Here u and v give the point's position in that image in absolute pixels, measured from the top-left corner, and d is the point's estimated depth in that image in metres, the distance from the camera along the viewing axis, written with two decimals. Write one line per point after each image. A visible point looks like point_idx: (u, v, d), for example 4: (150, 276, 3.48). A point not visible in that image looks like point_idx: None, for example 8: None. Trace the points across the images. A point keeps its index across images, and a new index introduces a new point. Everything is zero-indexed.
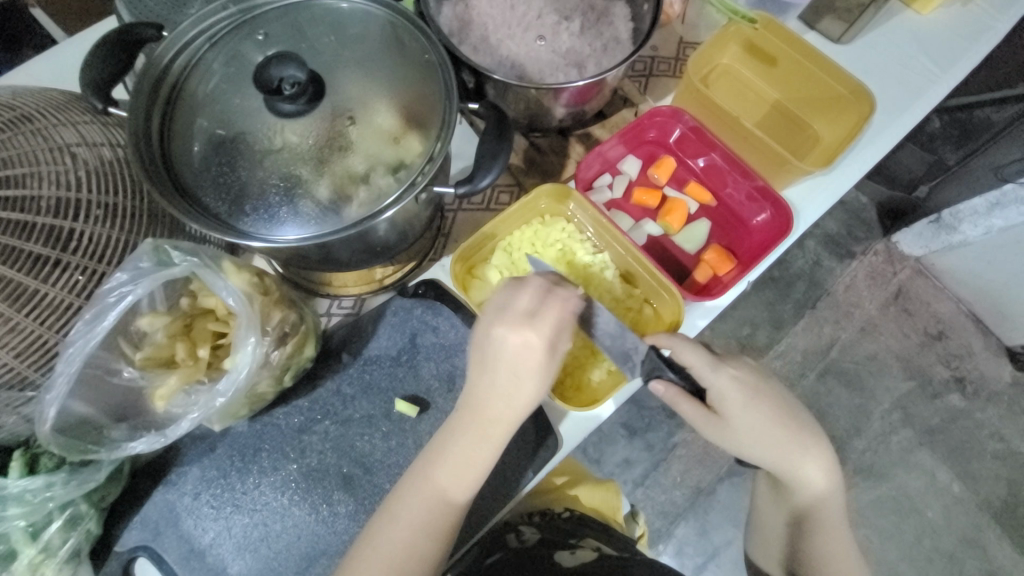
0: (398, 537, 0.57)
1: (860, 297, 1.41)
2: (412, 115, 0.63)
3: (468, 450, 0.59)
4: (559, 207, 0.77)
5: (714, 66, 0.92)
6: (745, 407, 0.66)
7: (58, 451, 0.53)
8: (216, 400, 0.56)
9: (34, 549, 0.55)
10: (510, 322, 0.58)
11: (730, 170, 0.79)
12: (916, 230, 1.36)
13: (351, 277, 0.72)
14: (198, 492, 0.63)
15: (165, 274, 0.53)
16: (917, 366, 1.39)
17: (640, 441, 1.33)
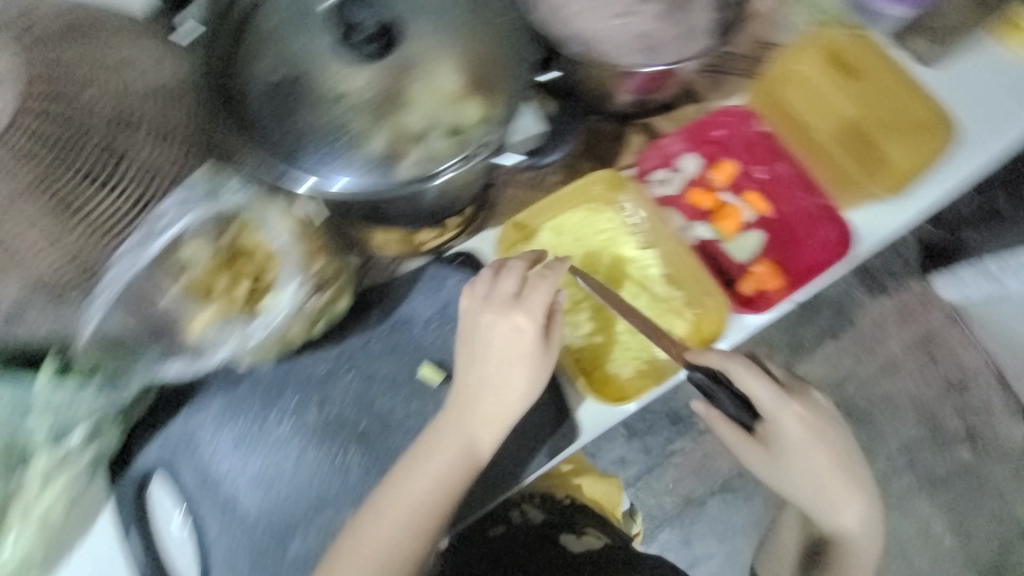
0: (387, 526, 0.56)
1: (886, 335, 1.36)
2: (477, 79, 0.60)
3: (455, 440, 0.58)
4: (612, 194, 0.73)
5: (796, 62, 0.85)
6: (803, 444, 0.65)
7: (93, 361, 0.55)
8: (249, 338, 0.58)
9: (54, 452, 0.57)
10: (501, 313, 0.58)
11: (796, 181, 0.79)
12: (957, 275, 1.25)
13: (392, 237, 0.70)
14: (219, 424, 0.64)
15: (203, 210, 0.53)
16: (933, 414, 1.34)
17: (638, 443, 1.31)
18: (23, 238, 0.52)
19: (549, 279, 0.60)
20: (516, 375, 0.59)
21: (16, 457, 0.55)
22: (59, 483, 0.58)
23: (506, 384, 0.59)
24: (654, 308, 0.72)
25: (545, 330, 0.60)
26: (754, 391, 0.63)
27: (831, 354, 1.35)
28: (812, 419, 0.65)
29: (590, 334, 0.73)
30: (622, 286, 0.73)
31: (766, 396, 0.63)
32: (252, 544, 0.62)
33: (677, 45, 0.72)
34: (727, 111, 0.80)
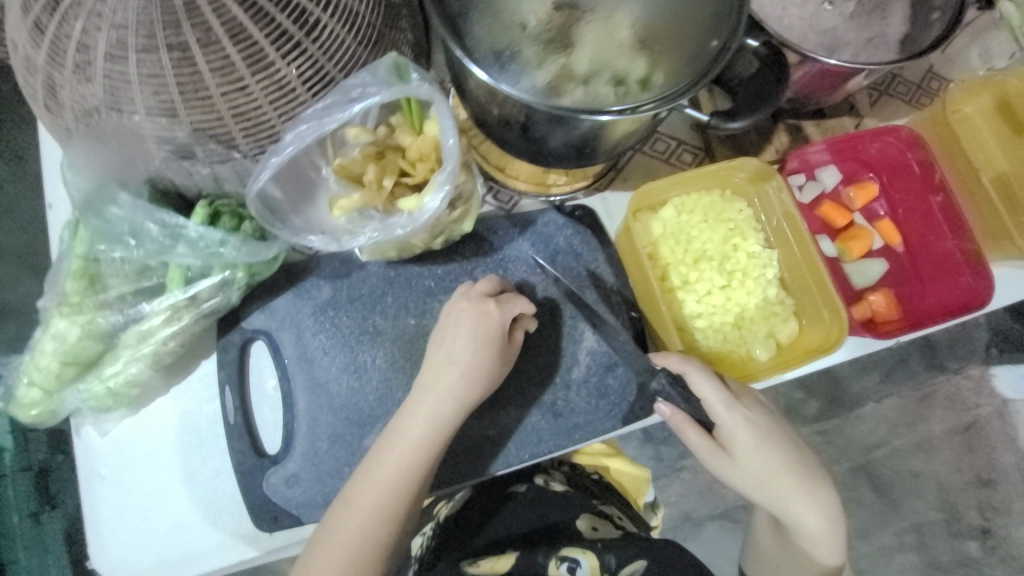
0: (381, 488, 0.57)
1: (928, 413, 1.29)
2: (681, 33, 0.57)
3: (431, 413, 0.59)
4: (749, 186, 0.72)
5: (983, 88, 0.75)
6: (754, 446, 0.64)
7: (254, 214, 0.56)
8: (388, 232, 0.57)
9: (183, 293, 0.58)
10: (472, 300, 0.62)
11: (940, 219, 0.73)
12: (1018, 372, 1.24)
13: (525, 171, 0.69)
14: (325, 309, 0.66)
15: (387, 93, 0.50)
16: (953, 502, 1.30)
17: (652, 449, 1.25)
18: (204, 79, 0.51)
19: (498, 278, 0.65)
20: (483, 356, 0.60)
21: (157, 287, 0.58)
22: (175, 325, 0.59)
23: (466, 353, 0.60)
24: (761, 310, 0.69)
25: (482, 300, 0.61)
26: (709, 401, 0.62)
27: (866, 417, 1.28)
28: (760, 422, 0.64)
29: (692, 316, 0.68)
30: (739, 280, 0.69)
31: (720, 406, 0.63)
32: (332, 432, 0.62)
33: (858, 50, 0.69)
34: (884, 135, 0.74)
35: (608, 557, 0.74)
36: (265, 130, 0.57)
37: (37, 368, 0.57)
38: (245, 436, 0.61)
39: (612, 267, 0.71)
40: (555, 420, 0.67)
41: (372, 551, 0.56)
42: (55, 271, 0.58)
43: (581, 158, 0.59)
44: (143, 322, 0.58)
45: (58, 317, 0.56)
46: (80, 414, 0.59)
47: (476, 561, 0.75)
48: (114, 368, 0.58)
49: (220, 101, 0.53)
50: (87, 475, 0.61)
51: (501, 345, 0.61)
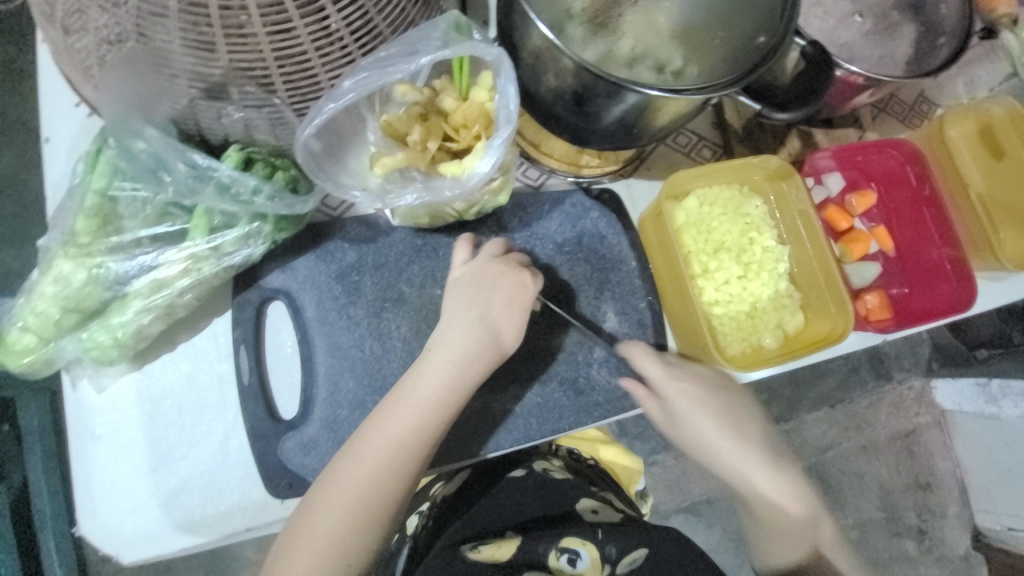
0: (362, 487, 0.55)
1: (875, 417, 1.32)
2: (744, 26, 0.57)
3: (412, 419, 0.56)
4: (767, 184, 0.75)
5: (974, 111, 0.81)
6: (702, 420, 0.67)
7: (300, 163, 0.55)
8: (431, 195, 0.57)
9: (204, 241, 0.54)
10: (482, 280, 0.61)
11: (930, 229, 0.79)
12: (957, 385, 1.30)
13: (561, 149, 0.70)
14: (347, 272, 0.64)
15: (452, 49, 0.50)
16: (893, 502, 1.33)
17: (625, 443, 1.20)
18: (249, 14, 0.45)
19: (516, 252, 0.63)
20: (471, 363, 0.59)
21: (178, 234, 0.55)
22: (192, 278, 0.55)
23: (448, 359, 0.58)
24: (772, 303, 0.72)
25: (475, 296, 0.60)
26: (656, 377, 0.66)
27: (822, 420, 1.30)
28: (704, 396, 0.67)
29: (711, 304, 0.71)
30: (754, 272, 0.72)
31: (664, 385, 0.66)
32: (353, 399, 0.61)
33: (871, 64, 0.74)
34: (885, 147, 0.80)
35: (608, 548, 0.72)
36: (307, 81, 0.51)
37: (33, 313, 0.52)
38: (260, 399, 0.59)
39: (635, 252, 0.72)
40: (563, 399, 0.68)
41: (348, 549, 0.55)
42: (64, 210, 0.54)
43: (624, 139, 0.60)
44: (158, 268, 0.54)
45: (63, 259, 0.52)
46: (77, 366, 0.55)
47: (476, 546, 0.70)
48: (122, 318, 0.54)
49: (263, 41, 0.47)
50: (79, 433, 0.57)
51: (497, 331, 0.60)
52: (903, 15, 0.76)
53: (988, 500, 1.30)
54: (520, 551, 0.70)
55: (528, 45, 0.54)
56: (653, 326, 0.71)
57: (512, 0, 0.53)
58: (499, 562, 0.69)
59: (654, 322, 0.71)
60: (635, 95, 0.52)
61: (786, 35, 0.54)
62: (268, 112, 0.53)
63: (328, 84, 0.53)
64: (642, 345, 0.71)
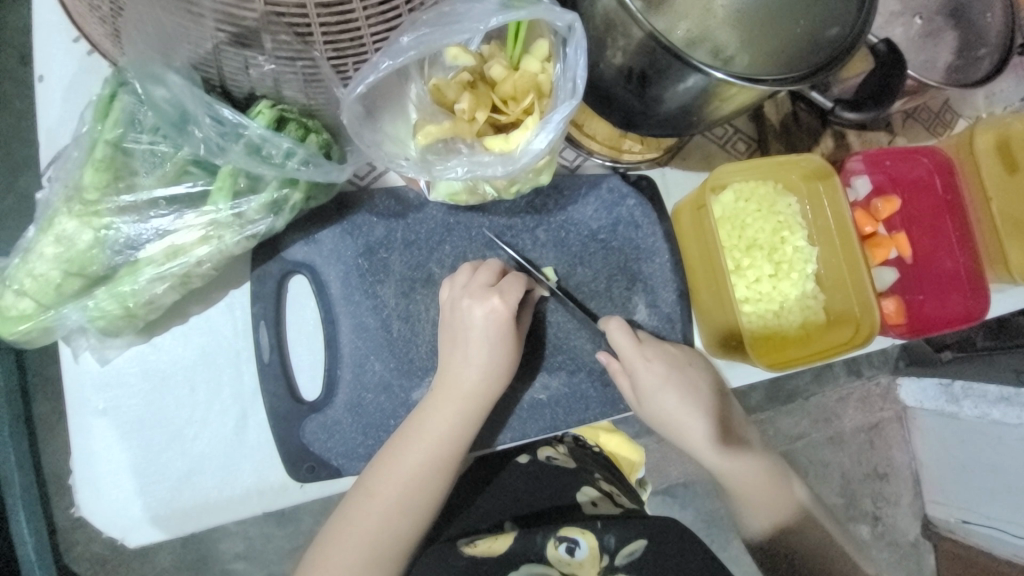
0: (403, 474, 0.54)
1: (845, 410, 1.36)
2: (820, 18, 0.55)
3: (452, 409, 0.56)
4: (803, 184, 0.75)
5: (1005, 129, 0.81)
6: (672, 399, 0.66)
7: (344, 125, 0.50)
8: (480, 170, 0.53)
9: (227, 206, 0.50)
10: (477, 295, 0.57)
11: (949, 238, 0.81)
12: (920, 382, 1.33)
13: (604, 132, 0.67)
14: (374, 248, 0.60)
15: (523, 11, 0.47)
16: (854, 491, 1.39)
17: None
18: None
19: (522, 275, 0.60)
20: (511, 353, 0.58)
21: (198, 197, 0.50)
22: (211, 246, 0.50)
23: (486, 350, 0.57)
24: (798, 306, 0.73)
25: (507, 291, 0.57)
26: (626, 356, 0.64)
27: (797, 411, 1.33)
28: (674, 375, 0.65)
29: (740, 302, 0.71)
30: (784, 272, 0.72)
31: (633, 360, 0.64)
32: (380, 381, 0.58)
33: (914, 68, 0.73)
34: (916, 155, 0.80)
35: (608, 538, 0.66)
36: (351, 37, 0.46)
37: (31, 276, 0.47)
38: (281, 378, 0.55)
39: (668, 243, 0.70)
40: (587, 391, 0.67)
41: (390, 544, 0.54)
42: (68, 162, 0.49)
43: (678, 125, 0.57)
44: (172, 232, 0.49)
45: (66, 216, 0.47)
46: (79, 336, 0.51)
47: (472, 540, 0.67)
48: (136, 286, 0.49)
49: None
50: (80, 408, 0.53)
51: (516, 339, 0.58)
52: (947, 21, 0.75)
53: (941, 492, 1.36)
54: (516, 543, 0.66)
55: (596, 19, 0.51)
56: (681, 323, 0.70)
57: None
58: (496, 555, 0.65)
59: (684, 319, 0.70)
60: (700, 79, 0.49)
61: (863, 31, 0.54)
62: (301, 67, 0.47)
63: (374, 45, 0.47)
64: (669, 339, 0.70)
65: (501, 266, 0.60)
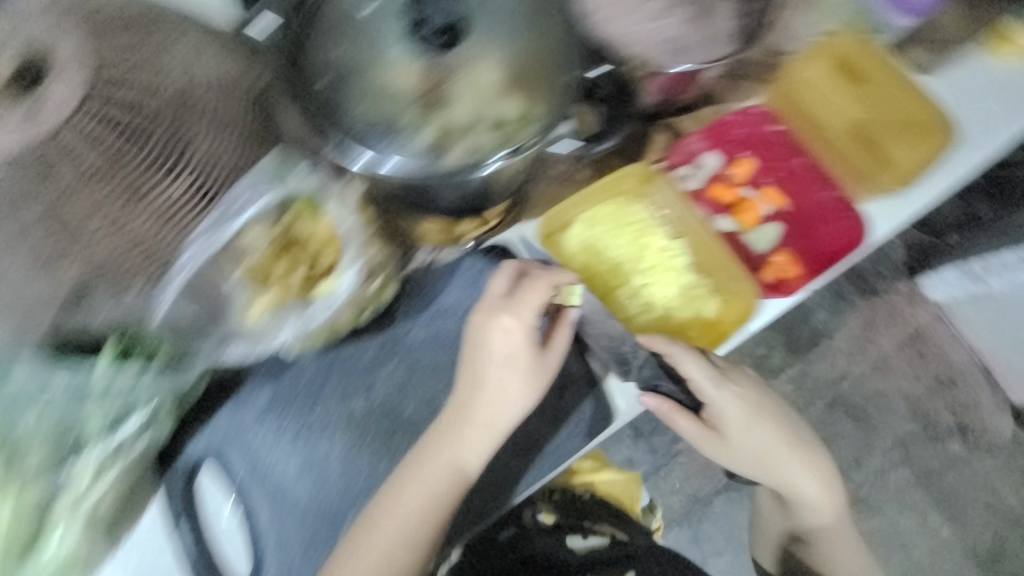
0: (381, 548, 0.59)
1: (876, 334, 1.38)
2: (533, 76, 0.61)
3: (447, 455, 0.61)
4: (643, 188, 0.78)
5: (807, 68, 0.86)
6: (705, 375, 0.70)
7: (162, 338, 0.58)
8: (309, 322, 0.59)
9: (105, 444, 0.58)
10: (494, 310, 0.63)
11: (812, 175, 0.81)
12: (941, 277, 1.28)
13: (433, 227, 0.71)
14: (262, 417, 0.65)
15: (274, 190, 0.56)
16: (923, 408, 1.37)
17: (645, 443, 1.43)
18: (99, 220, 0.54)
19: (541, 278, 0.63)
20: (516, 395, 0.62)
21: (70, 449, 0.57)
22: (106, 478, 0.59)
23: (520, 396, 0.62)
24: (682, 299, 0.74)
25: (522, 311, 0.62)
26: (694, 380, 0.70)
27: (826, 355, 1.38)
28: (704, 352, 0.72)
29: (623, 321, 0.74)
30: (653, 277, 0.74)
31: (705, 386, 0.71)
32: (304, 537, 0.63)
33: (701, 50, 0.74)
34: (747, 112, 0.83)
35: None
36: (167, 253, 0.58)
37: None
38: (202, 564, 0.61)
39: None
40: (521, 454, 0.71)
41: None
42: None
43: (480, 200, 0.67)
44: (69, 483, 0.58)
45: None
46: None
47: None
48: (52, 547, 0.57)
49: (117, 237, 0.55)
50: None
51: (534, 364, 0.62)
52: None
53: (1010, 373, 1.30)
54: None
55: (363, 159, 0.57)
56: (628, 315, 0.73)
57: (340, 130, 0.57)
58: None
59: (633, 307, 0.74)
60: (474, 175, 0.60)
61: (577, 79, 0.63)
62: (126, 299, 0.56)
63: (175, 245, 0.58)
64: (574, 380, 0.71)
65: (518, 265, 0.66)
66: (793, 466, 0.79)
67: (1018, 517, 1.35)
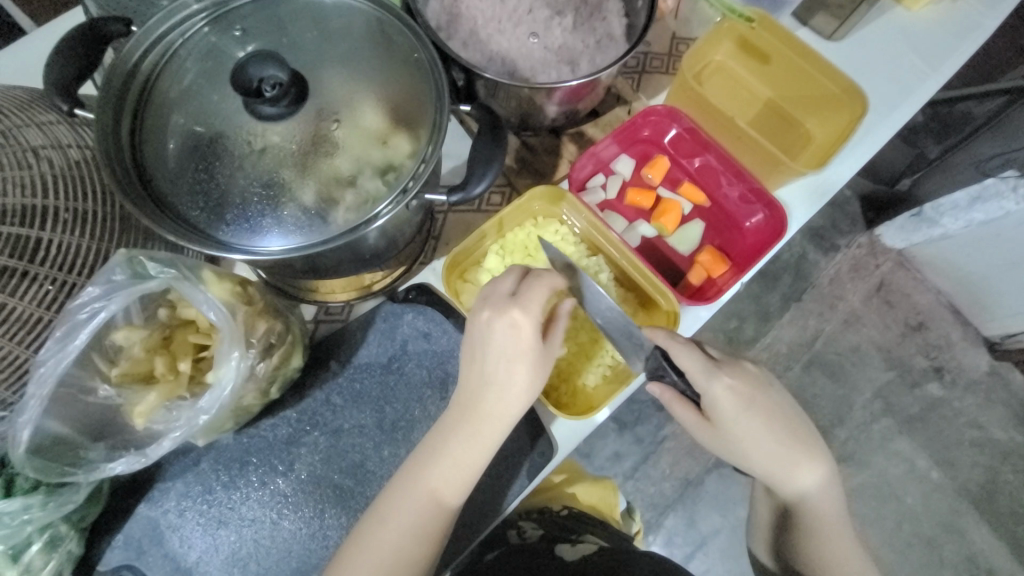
0: (387, 543, 0.56)
1: (843, 290, 1.23)
2: (402, 114, 0.57)
3: (451, 454, 0.57)
4: (553, 208, 0.76)
5: (707, 62, 0.85)
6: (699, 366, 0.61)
7: (34, 474, 0.52)
8: (198, 417, 0.53)
9: (14, 571, 0.53)
10: (500, 308, 0.57)
11: (724, 170, 0.79)
12: (900, 224, 1.17)
13: (338, 283, 0.68)
14: (181, 510, 0.62)
15: (155, 281, 0.52)
16: (898, 356, 1.22)
17: (630, 435, 1.16)
18: None
19: (544, 279, 0.58)
20: (517, 392, 0.56)
21: None
22: None
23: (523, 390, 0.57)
24: None
25: (529, 303, 0.56)
26: (696, 374, 0.60)
27: (797, 317, 1.22)
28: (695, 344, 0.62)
29: None
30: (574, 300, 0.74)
31: (704, 379, 0.60)
32: None
33: (592, 56, 0.71)
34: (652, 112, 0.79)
35: None
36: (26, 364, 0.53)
37: None
38: None
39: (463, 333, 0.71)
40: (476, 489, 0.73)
41: None
42: None
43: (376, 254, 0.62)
44: None
45: None
46: None
47: None
48: None
49: None
50: None
51: (538, 356, 0.57)
52: None
53: (985, 312, 1.17)
54: None
55: (238, 242, 0.53)
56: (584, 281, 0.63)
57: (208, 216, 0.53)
58: None
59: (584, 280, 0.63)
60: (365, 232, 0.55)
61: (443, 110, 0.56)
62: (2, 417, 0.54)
63: (31, 357, 0.53)
64: None
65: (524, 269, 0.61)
66: (810, 487, 0.64)
67: (1011, 450, 1.18)
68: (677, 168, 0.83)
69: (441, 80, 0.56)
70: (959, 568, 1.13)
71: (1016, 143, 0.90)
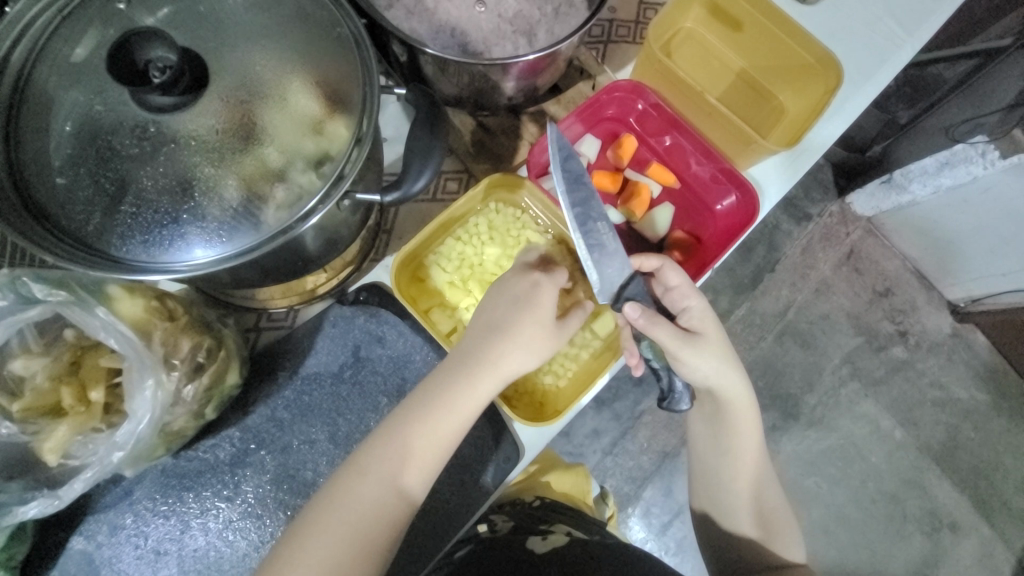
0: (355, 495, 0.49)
1: (815, 259, 1.22)
2: (333, 96, 0.49)
3: (447, 393, 0.52)
4: (512, 195, 0.71)
5: (675, 31, 0.79)
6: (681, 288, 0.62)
7: None
8: (115, 450, 0.48)
9: None
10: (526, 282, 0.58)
11: (691, 146, 0.75)
12: (866, 190, 1.16)
13: (276, 290, 0.62)
14: (116, 543, 0.58)
15: (38, 309, 0.47)
16: (867, 322, 1.22)
17: (608, 412, 1.15)
18: None
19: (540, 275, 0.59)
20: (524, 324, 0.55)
21: None
22: None
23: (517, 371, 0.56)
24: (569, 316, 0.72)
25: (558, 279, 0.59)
26: (676, 292, 0.62)
27: (770, 289, 1.21)
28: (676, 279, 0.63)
29: None
30: None
31: (685, 295, 0.62)
32: None
33: (550, 26, 0.63)
34: (617, 87, 0.74)
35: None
36: None
37: None
38: None
39: (420, 335, 0.66)
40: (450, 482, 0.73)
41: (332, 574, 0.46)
42: None
43: (313, 259, 0.57)
44: None
45: None
46: None
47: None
48: None
49: None
50: None
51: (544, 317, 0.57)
52: None
53: (949, 276, 1.18)
54: None
55: (154, 255, 0.46)
56: (578, 230, 0.57)
57: (110, 227, 0.46)
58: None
59: (580, 233, 0.57)
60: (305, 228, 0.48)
61: (375, 90, 0.48)
62: None
63: None
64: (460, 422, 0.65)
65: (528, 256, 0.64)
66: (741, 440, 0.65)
67: (971, 408, 1.20)
68: (646, 147, 0.78)
69: (370, 54, 0.49)
70: (921, 521, 1.17)
71: (987, 107, 0.86)
